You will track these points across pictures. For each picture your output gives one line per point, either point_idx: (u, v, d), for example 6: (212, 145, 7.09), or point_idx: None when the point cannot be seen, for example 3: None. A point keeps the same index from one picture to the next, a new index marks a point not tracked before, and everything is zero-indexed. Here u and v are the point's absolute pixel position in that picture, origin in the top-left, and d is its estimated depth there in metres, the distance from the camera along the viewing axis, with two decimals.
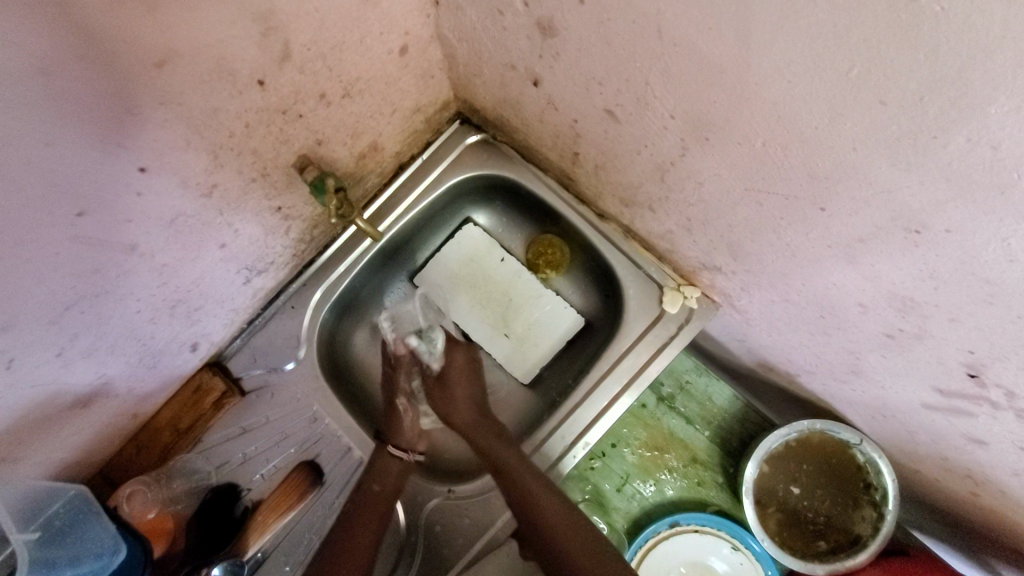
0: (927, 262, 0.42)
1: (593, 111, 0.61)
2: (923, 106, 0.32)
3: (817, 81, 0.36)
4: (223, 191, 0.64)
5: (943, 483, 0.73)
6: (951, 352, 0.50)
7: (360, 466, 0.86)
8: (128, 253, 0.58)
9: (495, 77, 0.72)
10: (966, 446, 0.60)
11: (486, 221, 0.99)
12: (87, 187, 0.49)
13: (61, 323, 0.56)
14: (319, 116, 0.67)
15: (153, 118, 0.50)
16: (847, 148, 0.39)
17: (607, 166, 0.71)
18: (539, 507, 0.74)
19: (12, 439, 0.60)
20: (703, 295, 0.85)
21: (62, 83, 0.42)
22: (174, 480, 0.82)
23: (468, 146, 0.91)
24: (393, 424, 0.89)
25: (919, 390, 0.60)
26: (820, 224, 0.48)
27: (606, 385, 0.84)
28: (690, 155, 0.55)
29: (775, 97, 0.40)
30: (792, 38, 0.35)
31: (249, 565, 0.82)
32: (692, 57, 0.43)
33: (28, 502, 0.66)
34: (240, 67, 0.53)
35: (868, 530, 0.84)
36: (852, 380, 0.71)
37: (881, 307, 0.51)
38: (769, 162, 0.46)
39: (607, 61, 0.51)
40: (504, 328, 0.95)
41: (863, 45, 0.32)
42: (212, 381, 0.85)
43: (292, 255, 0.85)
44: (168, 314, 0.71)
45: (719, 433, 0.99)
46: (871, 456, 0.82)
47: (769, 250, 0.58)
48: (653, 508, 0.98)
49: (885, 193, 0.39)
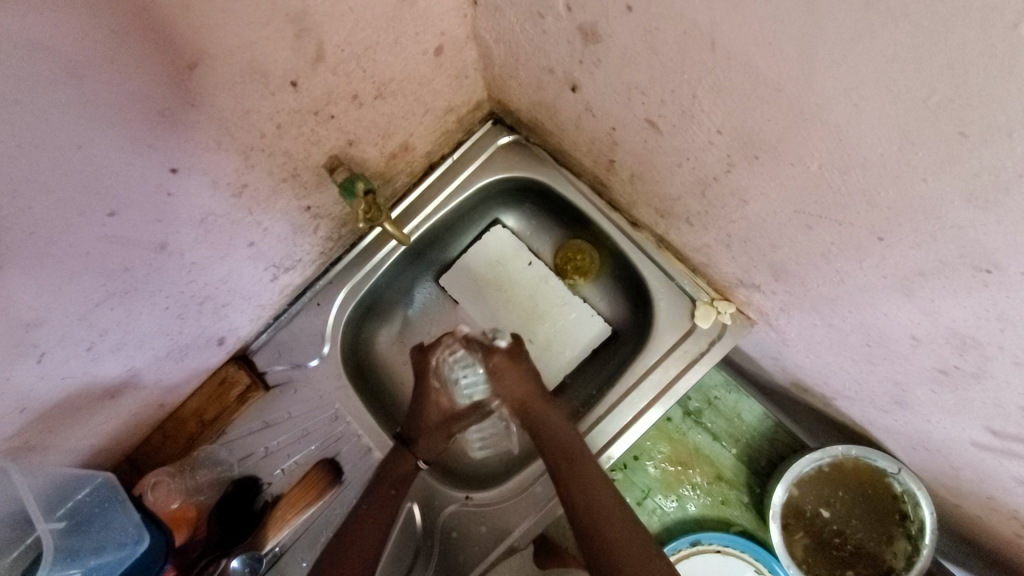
0: (996, 304, 0.39)
1: (633, 121, 0.59)
2: (1011, 142, 0.29)
3: (888, 106, 0.33)
4: (254, 190, 0.64)
5: (986, 522, 0.68)
6: (1011, 396, 0.46)
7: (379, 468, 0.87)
8: (157, 252, 0.58)
9: (532, 80, 0.70)
10: (1017, 489, 0.56)
11: (515, 223, 0.97)
12: (118, 187, 0.49)
13: (92, 318, 0.57)
14: (351, 117, 0.65)
15: (187, 119, 0.50)
16: (918, 178, 0.36)
17: (644, 176, 0.68)
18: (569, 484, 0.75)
19: (42, 428, 0.61)
20: (737, 312, 0.81)
21: (94, 86, 0.41)
22: (198, 471, 0.83)
23: (500, 146, 0.89)
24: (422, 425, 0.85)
25: (969, 429, 0.56)
26: (875, 254, 0.45)
27: (633, 399, 0.82)
28: (735, 172, 0.52)
29: (838, 120, 0.37)
30: (863, 60, 0.32)
31: (268, 560, 0.84)
32: (747, 72, 0.40)
33: (54, 490, 0.67)
34: (274, 68, 0.52)
35: (900, 562, 0.81)
36: (895, 411, 0.67)
37: (936, 343, 0.48)
38: (825, 186, 0.43)
39: (652, 70, 0.49)
40: (529, 334, 0.93)
41: (946, 72, 0.29)
42: (237, 375, 0.85)
43: (320, 252, 0.85)
44: (196, 310, 0.71)
45: (747, 451, 0.96)
46: (909, 486, 0.78)
47: (815, 274, 0.55)
48: (676, 525, 0.96)
49: (954, 229, 0.36)
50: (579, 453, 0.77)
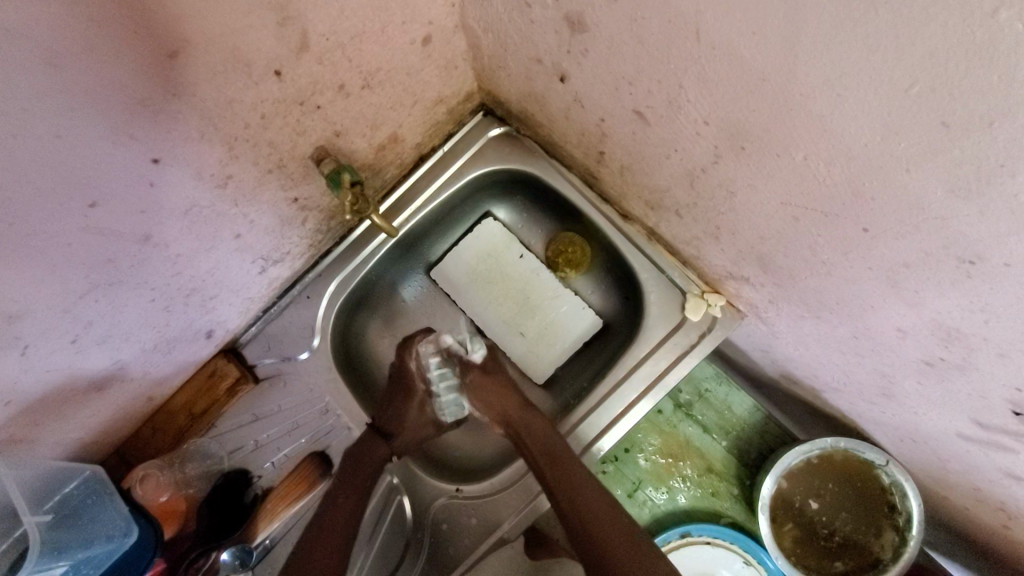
0: (980, 295, 0.39)
1: (620, 112, 0.58)
2: (993, 132, 0.29)
3: (871, 97, 0.33)
4: (239, 182, 0.63)
5: (972, 513, 0.69)
6: (996, 387, 0.46)
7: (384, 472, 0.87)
8: (142, 244, 0.58)
9: (521, 70, 0.69)
10: (1002, 480, 0.56)
11: (506, 216, 0.97)
12: (99, 178, 0.49)
13: (75, 311, 0.56)
14: (337, 107, 0.65)
15: (169, 109, 0.49)
16: (901, 170, 0.35)
17: (634, 168, 0.68)
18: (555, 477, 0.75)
19: (27, 421, 0.61)
20: (727, 304, 0.81)
21: (71, 75, 0.40)
22: (188, 464, 0.83)
23: (490, 138, 0.89)
24: (399, 417, 0.85)
25: (956, 420, 0.56)
26: (860, 245, 0.44)
27: (623, 391, 0.82)
28: (723, 163, 0.51)
29: (822, 111, 0.37)
30: (845, 49, 0.32)
31: (258, 553, 0.83)
32: (732, 62, 0.40)
33: (42, 483, 0.67)
34: (257, 57, 0.51)
35: (888, 553, 0.82)
36: (882, 403, 0.67)
37: (922, 335, 0.48)
38: (811, 177, 0.43)
39: (639, 61, 0.48)
40: (520, 327, 0.93)
41: (929, 62, 0.29)
42: (226, 368, 0.84)
43: (309, 245, 0.84)
44: (183, 302, 0.70)
45: (737, 443, 0.96)
46: (896, 478, 0.79)
47: (803, 266, 0.55)
48: (666, 517, 0.96)
49: (938, 220, 0.36)
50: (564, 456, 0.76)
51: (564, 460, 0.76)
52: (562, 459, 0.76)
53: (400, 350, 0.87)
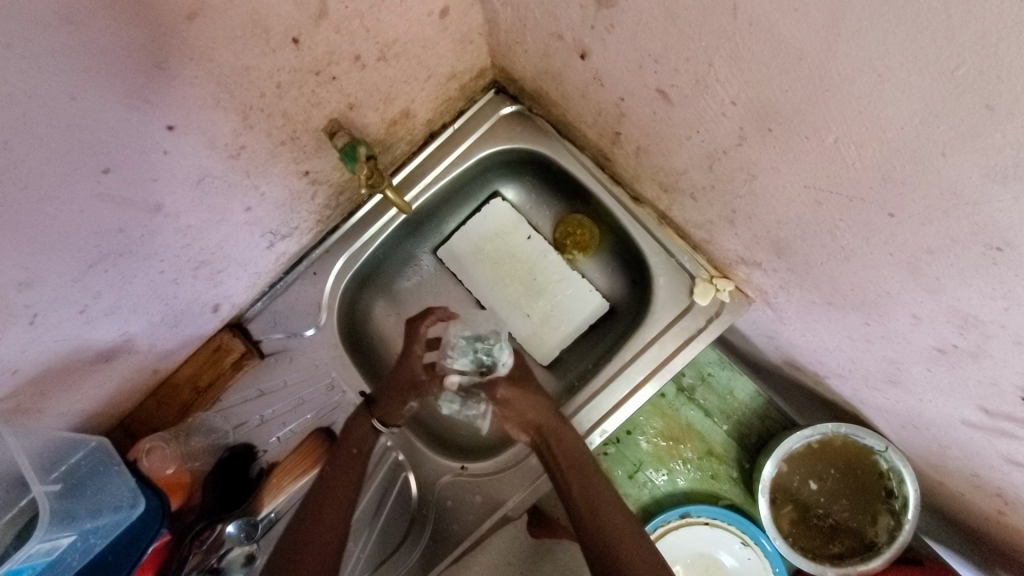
0: (1003, 282, 0.39)
1: (643, 92, 0.58)
2: None
3: (914, 78, 0.33)
4: (252, 152, 0.62)
5: (969, 498, 0.70)
6: (1008, 375, 0.47)
7: (386, 452, 0.87)
8: (153, 213, 0.57)
9: (539, 46, 0.68)
10: (1003, 466, 0.57)
11: (514, 196, 0.96)
12: (112, 145, 0.48)
13: (85, 280, 0.56)
14: (352, 79, 0.63)
15: (185, 74, 0.48)
16: (936, 153, 0.35)
17: (651, 150, 0.67)
18: (569, 460, 0.76)
19: (35, 390, 0.60)
20: (736, 290, 0.81)
21: (88, 33, 0.39)
22: (193, 438, 0.82)
23: (502, 116, 0.88)
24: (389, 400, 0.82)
25: (962, 407, 0.57)
26: (885, 231, 0.44)
27: (629, 375, 0.82)
28: (747, 145, 0.51)
29: (859, 92, 0.37)
30: (890, 27, 0.32)
31: (263, 525, 0.83)
32: (769, 40, 0.40)
33: (49, 452, 0.66)
34: (275, 23, 0.50)
35: (883, 536, 0.83)
36: (887, 389, 0.68)
37: (938, 322, 0.48)
38: (839, 160, 0.43)
39: (668, 37, 0.48)
40: (526, 308, 0.92)
41: (976, 42, 0.29)
42: (232, 343, 0.84)
43: (317, 220, 0.83)
44: (191, 275, 0.70)
45: (738, 427, 0.98)
46: (895, 464, 0.80)
47: (820, 251, 0.55)
48: (665, 498, 0.98)
49: (970, 205, 0.36)
50: (585, 466, 0.76)
51: (581, 472, 0.76)
52: (585, 470, 0.76)
53: (412, 317, 0.84)
